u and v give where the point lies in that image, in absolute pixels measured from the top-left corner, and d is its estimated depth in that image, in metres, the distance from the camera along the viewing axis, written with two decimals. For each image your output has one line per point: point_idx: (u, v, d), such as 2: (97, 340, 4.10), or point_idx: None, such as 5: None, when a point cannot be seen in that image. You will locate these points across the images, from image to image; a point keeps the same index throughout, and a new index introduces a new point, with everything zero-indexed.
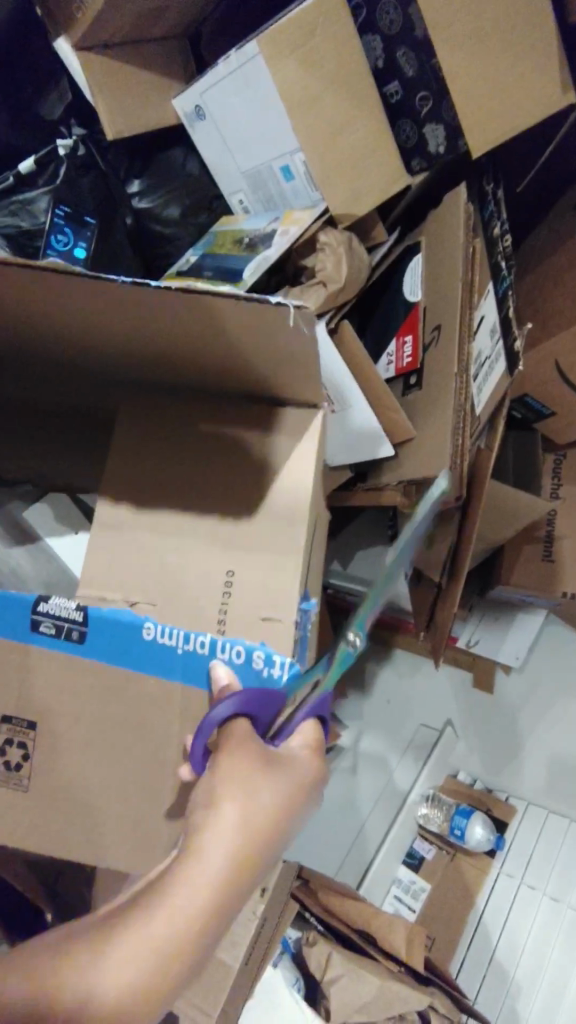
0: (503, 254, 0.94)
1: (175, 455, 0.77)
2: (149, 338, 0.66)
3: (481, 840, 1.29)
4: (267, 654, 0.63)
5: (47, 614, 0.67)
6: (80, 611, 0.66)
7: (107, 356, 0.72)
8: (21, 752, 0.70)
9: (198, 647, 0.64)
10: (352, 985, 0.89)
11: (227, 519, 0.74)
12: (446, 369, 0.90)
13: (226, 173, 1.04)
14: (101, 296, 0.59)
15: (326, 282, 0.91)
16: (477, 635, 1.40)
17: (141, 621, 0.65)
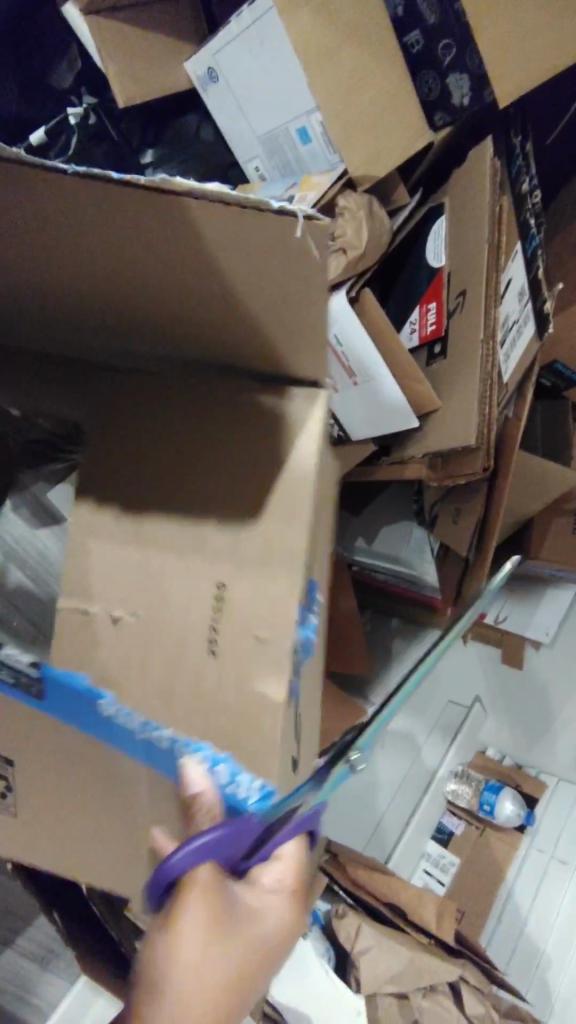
0: (533, 211, 0.88)
1: (177, 435, 0.72)
2: (160, 306, 0.61)
3: (512, 815, 1.30)
4: (237, 771, 0.57)
5: (9, 665, 0.72)
6: (36, 671, 0.71)
7: (115, 332, 0.69)
8: None
9: (156, 741, 0.66)
10: (381, 957, 0.89)
11: (236, 508, 0.67)
12: (472, 335, 0.88)
13: (241, 139, 1.01)
14: (112, 254, 0.55)
15: (346, 247, 0.88)
16: (506, 611, 1.37)
17: (99, 698, 0.68)
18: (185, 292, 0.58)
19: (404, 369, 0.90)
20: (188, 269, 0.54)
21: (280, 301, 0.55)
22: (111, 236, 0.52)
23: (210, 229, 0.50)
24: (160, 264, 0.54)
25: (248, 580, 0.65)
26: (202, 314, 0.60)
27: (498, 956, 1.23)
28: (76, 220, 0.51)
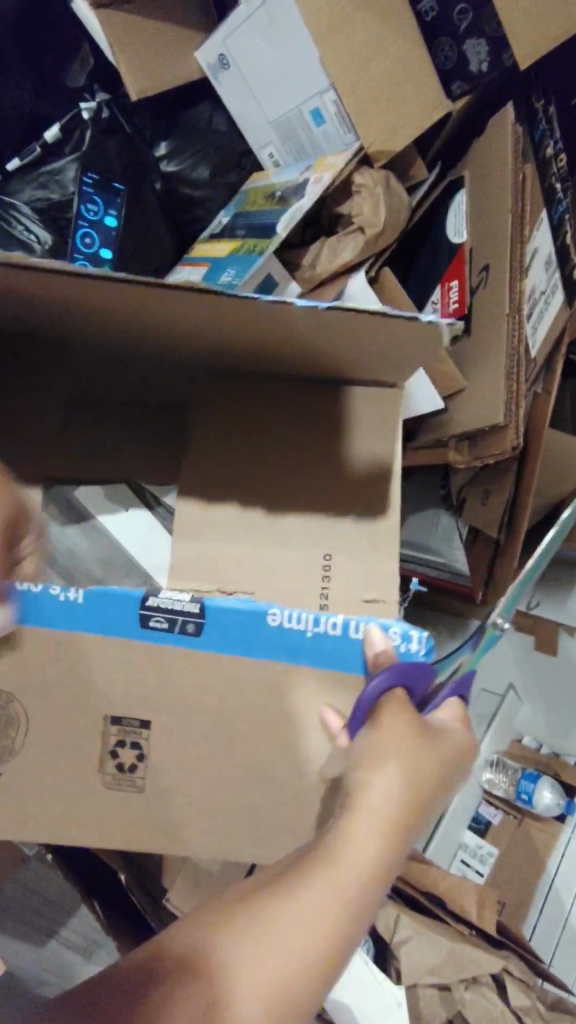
0: (559, 174, 0.85)
1: (253, 438, 0.79)
2: (252, 346, 0.68)
3: (550, 804, 1.26)
4: (404, 629, 0.61)
5: (158, 608, 0.62)
6: (196, 603, 0.62)
7: (193, 353, 0.74)
8: (135, 753, 0.65)
9: (330, 629, 0.61)
10: (421, 949, 0.87)
11: (310, 507, 0.78)
12: (496, 309, 0.85)
13: (254, 124, 1.00)
14: (184, 312, 0.61)
15: (364, 228, 0.87)
16: (538, 597, 1.39)
17: (265, 607, 0.61)
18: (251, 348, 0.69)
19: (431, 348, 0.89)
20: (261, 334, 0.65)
21: (368, 349, 0.66)
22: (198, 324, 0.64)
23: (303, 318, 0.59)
24: (227, 334, 0.66)
25: (348, 559, 0.76)
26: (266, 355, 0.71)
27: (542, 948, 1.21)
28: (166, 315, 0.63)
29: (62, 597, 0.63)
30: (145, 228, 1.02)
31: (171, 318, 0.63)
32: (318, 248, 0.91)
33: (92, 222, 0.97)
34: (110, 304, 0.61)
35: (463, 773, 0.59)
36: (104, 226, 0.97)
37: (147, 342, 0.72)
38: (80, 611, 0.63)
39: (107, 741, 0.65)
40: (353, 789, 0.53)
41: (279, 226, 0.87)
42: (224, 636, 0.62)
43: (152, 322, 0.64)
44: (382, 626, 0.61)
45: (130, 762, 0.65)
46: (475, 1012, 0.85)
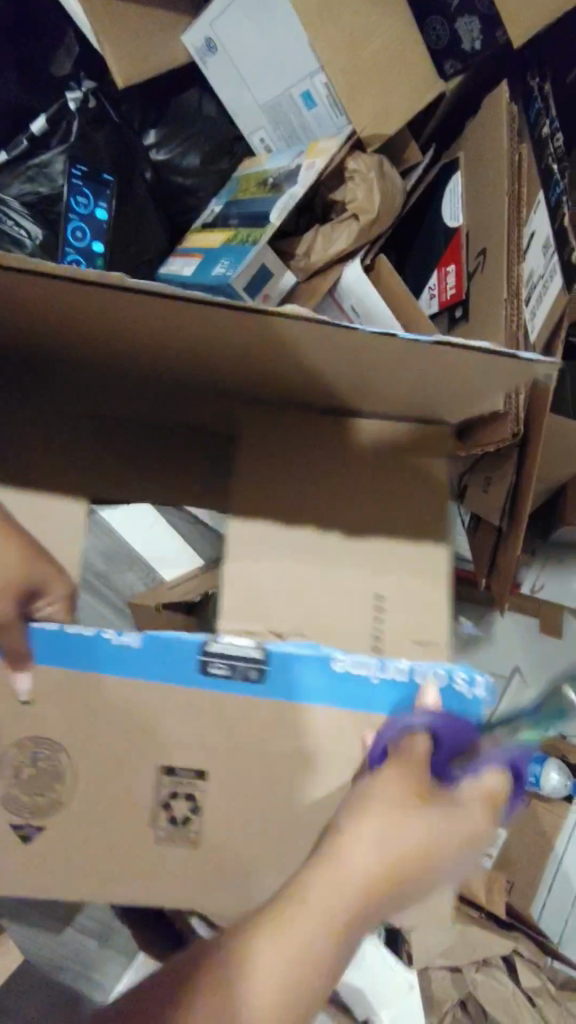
0: (556, 156, 0.84)
1: (295, 464, 0.76)
2: (293, 373, 0.65)
3: (558, 786, 1.27)
4: (468, 673, 0.61)
5: (220, 654, 0.58)
6: (260, 648, 0.59)
7: (228, 379, 0.69)
8: (189, 806, 0.57)
9: (397, 675, 0.60)
10: None
11: (363, 525, 0.74)
12: (494, 294, 0.83)
13: (244, 110, 0.97)
14: (214, 329, 0.55)
15: (358, 213, 0.86)
16: (542, 581, 1.42)
17: (329, 652, 0.60)
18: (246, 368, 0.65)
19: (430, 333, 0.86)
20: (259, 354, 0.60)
21: (419, 378, 0.62)
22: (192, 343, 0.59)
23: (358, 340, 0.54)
24: (244, 354, 0.60)
25: (395, 578, 0.73)
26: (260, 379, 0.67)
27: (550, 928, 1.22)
28: (167, 331, 0.56)
29: (116, 642, 0.58)
30: (137, 217, 1.01)
31: (172, 335, 0.57)
32: (312, 236, 0.89)
33: (82, 215, 0.94)
34: (107, 319, 0.55)
35: (467, 866, 0.52)
36: (95, 219, 0.93)
37: (132, 364, 0.67)
38: (125, 657, 0.58)
39: (158, 793, 0.57)
40: (335, 839, 0.49)
41: (272, 215, 0.86)
42: (290, 683, 0.59)
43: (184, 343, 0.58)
44: (446, 670, 0.61)
45: (182, 815, 0.57)
46: (486, 993, 0.87)
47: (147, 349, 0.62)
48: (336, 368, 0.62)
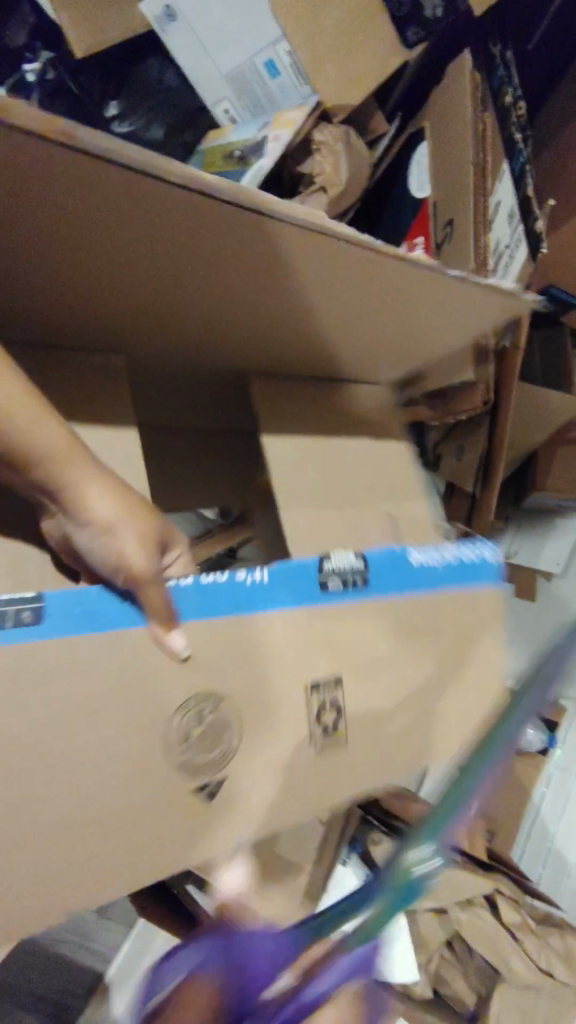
0: (518, 125, 0.85)
1: (305, 409, 0.80)
2: (311, 326, 0.68)
3: (534, 741, 1.32)
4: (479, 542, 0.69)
5: (335, 569, 0.58)
6: (360, 557, 0.60)
7: (244, 344, 0.71)
8: (335, 712, 0.58)
9: (450, 557, 0.66)
10: None
11: (361, 445, 0.82)
12: (461, 266, 0.85)
13: (206, 79, 0.95)
14: (249, 259, 0.54)
15: (326, 185, 0.86)
16: (517, 545, 1.44)
17: (407, 548, 0.63)
18: (228, 304, 0.62)
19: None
20: (258, 278, 0.58)
21: (410, 321, 0.71)
22: (194, 262, 0.54)
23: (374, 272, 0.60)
24: (269, 304, 0.62)
25: (402, 503, 0.82)
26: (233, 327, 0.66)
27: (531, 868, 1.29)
28: (183, 239, 0.51)
29: (250, 582, 0.54)
30: None
31: (182, 247, 0.52)
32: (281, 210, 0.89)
33: None
34: (117, 221, 0.48)
35: None
36: None
37: (111, 308, 0.60)
38: (250, 595, 0.54)
39: (309, 715, 0.57)
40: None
41: None
42: (392, 580, 0.62)
43: (213, 285, 0.58)
44: (478, 544, 0.69)
45: (332, 723, 0.58)
46: (472, 931, 0.92)
47: (131, 281, 0.56)
48: (325, 321, 0.67)
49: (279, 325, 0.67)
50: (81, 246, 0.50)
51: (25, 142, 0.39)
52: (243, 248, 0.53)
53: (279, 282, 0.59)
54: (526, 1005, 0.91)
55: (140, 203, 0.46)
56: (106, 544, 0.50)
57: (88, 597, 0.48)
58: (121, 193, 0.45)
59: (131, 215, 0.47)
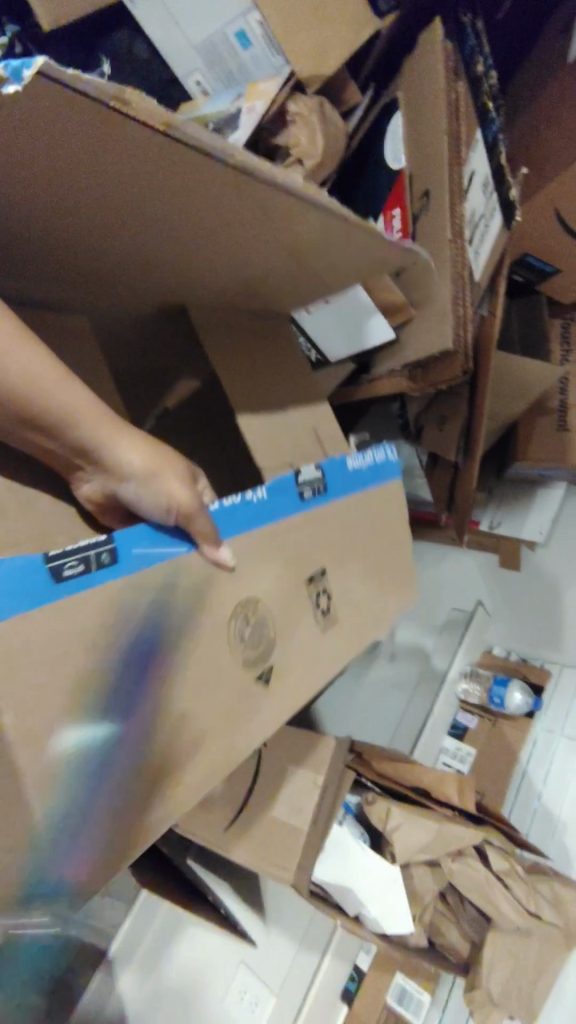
0: (490, 94, 0.86)
1: (261, 354, 0.83)
2: (274, 266, 0.70)
3: (521, 704, 1.35)
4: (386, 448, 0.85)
5: (305, 479, 0.72)
6: (317, 469, 0.73)
7: (209, 282, 0.72)
8: (327, 596, 0.75)
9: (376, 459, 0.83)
10: (412, 829, 0.96)
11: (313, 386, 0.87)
12: (439, 236, 0.86)
13: (176, 51, 0.93)
14: (220, 200, 0.55)
15: (302, 158, 0.86)
16: (499, 519, 1.45)
17: (345, 457, 0.78)
18: (223, 254, 0.66)
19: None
20: (258, 232, 0.62)
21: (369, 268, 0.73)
22: (201, 218, 0.58)
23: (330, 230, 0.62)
24: (233, 244, 0.64)
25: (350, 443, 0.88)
26: (218, 275, 0.70)
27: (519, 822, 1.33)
28: (198, 195, 0.54)
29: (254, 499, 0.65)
30: None
31: (194, 205, 0.55)
32: None
33: None
34: (144, 176, 0.50)
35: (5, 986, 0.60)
36: None
37: (80, 244, 0.60)
38: (255, 509, 0.65)
39: (311, 600, 0.73)
40: None
41: None
42: (335, 483, 0.76)
43: (181, 222, 0.58)
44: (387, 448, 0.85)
45: (326, 604, 0.75)
46: (464, 880, 0.95)
47: (137, 229, 0.59)
48: (286, 262, 0.69)
49: (243, 264, 0.69)
50: (100, 195, 0.53)
51: (81, 109, 0.42)
52: (252, 209, 0.57)
53: (279, 238, 0.63)
54: (517, 948, 0.95)
55: (118, 145, 0.46)
56: (153, 488, 0.57)
57: (142, 534, 0.55)
58: (154, 155, 0.48)
59: (160, 175, 0.50)
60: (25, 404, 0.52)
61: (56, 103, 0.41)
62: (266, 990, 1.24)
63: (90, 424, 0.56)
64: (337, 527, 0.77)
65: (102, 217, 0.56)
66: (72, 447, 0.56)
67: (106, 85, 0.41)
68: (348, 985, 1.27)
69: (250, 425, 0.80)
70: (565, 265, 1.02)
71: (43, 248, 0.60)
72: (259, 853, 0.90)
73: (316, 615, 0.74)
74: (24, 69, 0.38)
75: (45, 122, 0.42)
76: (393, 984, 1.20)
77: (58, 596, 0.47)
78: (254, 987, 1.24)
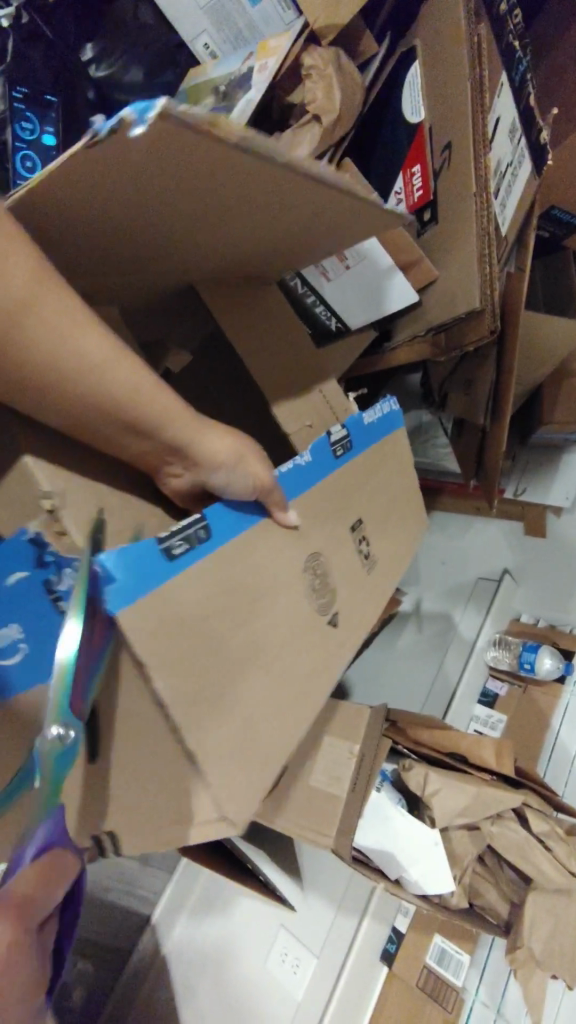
0: (516, 34, 0.82)
1: (268, 328, 0.80)
2: (289, 235, 0.67)
3: (552, 669, 1.35)
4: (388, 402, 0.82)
5: (337, 437, 0.73)
6: (341, 427, 0.74)
7: (224, 255, 0.69)
8: (363, 544, 0.78)
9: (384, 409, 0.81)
10: (450, 794, 0.96)
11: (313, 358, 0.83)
12: (463, 190, 0.83)
13: (183, 12, 0.91)
14: (252, 186, 0.53)
15: (319, 115, 0.82)
16: (524, 484, 1.44)
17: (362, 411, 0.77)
18: (245, 230, 0.63)
19: (398, 241, 0.89)
20: (286, 206, 0.59)
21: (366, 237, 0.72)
22: (254, 206, 0.58)
23: (347, 207, 0.62)
24: (255, 221, 0.62)
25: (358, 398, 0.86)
26: (250, 251, 0.70)
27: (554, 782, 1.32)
28: (262, 192, 0.55)
29: (304, 464, 0.69)
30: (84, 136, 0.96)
31: (253, 197, 0.56)
32: None
33: (29, 141, 0.86)
34: (206, 170, 0.49)
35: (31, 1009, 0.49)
36: (42, 144, 0.86)
37: (110, 218, 0.56)
38: (307, 472, 0.69)
39: (354, 551, 0.76)
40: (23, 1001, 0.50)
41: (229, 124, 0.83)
42: (359, 439, 0.78)
43: (209, 201, 0.55)
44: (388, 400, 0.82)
45: (364, 551, 0.78)
46: (502, 841, 0.96)
47: (194, 221, 0.59)
48: (301, 233, 0.68)
49: (261, 238, 0.66)
50: (176, 194, 0.53)
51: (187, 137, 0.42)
52: (300, 197, 0.58)
53: (314, 215, 0.64)
54: (558, 910, 0.95)
55: (187, 144, 0.44)
56: (236, 474, 0.60)
57: (214, 513, 0.58)
58: (237, 166, 0.49)
59: (235, 178, 0.51)
60: (124, 409, 0.54)
61: (168, 134, 0.42)
62: (305, 950, 1.24)
63: (173, 419, 0.57)
64: (363, 485, 0.78)
65: (166, 210, 0.56)
66: (162, 445, 0.58)
67: (207, 113, 0.42)
68: (387, 945, 1.25)
69: (283, 395, 0.80)
70: None
71: (100, 238, 0.59)
72: (298, 820, 0.91)
73: (361, 560, 0.77)
74: (148, 110, 0.39)
75: (152, 144, 0.43)
76: (433, 945, 1.20)
77: (170, 579, 0.52)
78: (295, 949, 1.25)
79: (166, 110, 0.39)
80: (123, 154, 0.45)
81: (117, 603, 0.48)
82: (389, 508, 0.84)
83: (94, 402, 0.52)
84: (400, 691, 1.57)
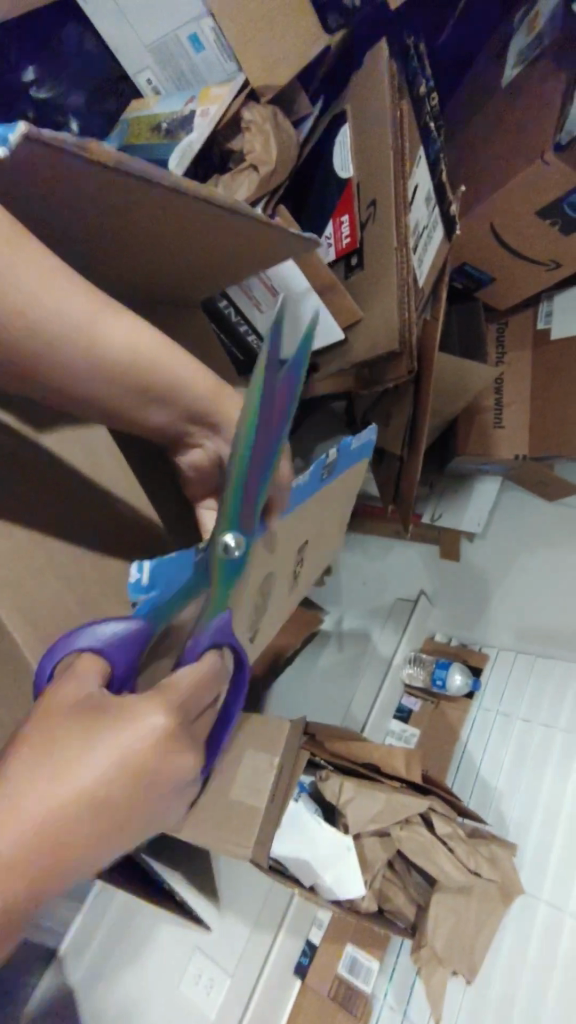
0: (431, 115, 0.93)
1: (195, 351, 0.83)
2: (219, 267, 0.70)
3: (461, 685, 1.45)
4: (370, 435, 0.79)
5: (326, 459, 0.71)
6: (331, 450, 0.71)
7: (156, 290, 0.71)
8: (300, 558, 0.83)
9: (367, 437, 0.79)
10: (363, 802, 1.02)
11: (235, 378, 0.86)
12: (385, 242, 0.91)
13: (128, 50, 0.95)
14: (168, 221, 0.56)
15: (257, 165, 0.89)
16: (440, 510, 1.53)
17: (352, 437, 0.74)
18: (181, 262, 0.65)
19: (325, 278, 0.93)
20: (209, 238, 0.62)
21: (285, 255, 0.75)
22: (186, 244, 0.62)
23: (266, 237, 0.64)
24: (188, 253, 0.64)
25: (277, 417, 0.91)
26: (183, 288, 0.73)
27: (461, 790, 1.40)
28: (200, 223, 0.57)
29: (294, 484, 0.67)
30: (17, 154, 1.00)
31: (171, 235, 0.58)
32: (213, 185, 0.91)
33: None
34: (113, 205, 0.51)
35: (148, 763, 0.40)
36: None
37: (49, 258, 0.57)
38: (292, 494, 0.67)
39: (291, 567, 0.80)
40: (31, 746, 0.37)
41: (170, 163, 0.89)
42: (341, 462, 0.75)
43: (132, 236, 0.57)
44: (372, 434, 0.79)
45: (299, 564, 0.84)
46: (410, 845, 1.02)
47: (132, 257, 0.61)
48: (229, 264, 0.70)
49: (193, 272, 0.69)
50: (93, 233, 0.55)
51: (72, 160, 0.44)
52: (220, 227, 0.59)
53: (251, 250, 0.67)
54: (459, 908, 1.03)
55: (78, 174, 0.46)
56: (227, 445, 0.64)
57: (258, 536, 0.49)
58: (141, 196, 0.50)
59: (151, 207, 0.52)
60: (117, 369, 0.53)
61: (30, 157, 0.42)
62: (220, 968, 1.24)
63: (169, 369, 0.56)
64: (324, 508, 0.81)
65: (90, 254, 0.59)
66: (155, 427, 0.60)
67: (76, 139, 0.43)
68: (301, 958, 1.32)
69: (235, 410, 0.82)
70: (499, 273, 1.11)
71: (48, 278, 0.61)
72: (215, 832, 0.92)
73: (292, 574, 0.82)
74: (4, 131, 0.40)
75: (47, 163, 0.43)
76: (344, 953, 1.26)
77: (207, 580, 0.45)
78: (209, 969, 1.24)
79: (25, 134, 0.39)
80: (22, 179, 0.45)
81: (143, 611, 0.41)
82: (330, 522, 0.88)
83: (75, 363, 0.50)
84: (320, 709, 1.60)
